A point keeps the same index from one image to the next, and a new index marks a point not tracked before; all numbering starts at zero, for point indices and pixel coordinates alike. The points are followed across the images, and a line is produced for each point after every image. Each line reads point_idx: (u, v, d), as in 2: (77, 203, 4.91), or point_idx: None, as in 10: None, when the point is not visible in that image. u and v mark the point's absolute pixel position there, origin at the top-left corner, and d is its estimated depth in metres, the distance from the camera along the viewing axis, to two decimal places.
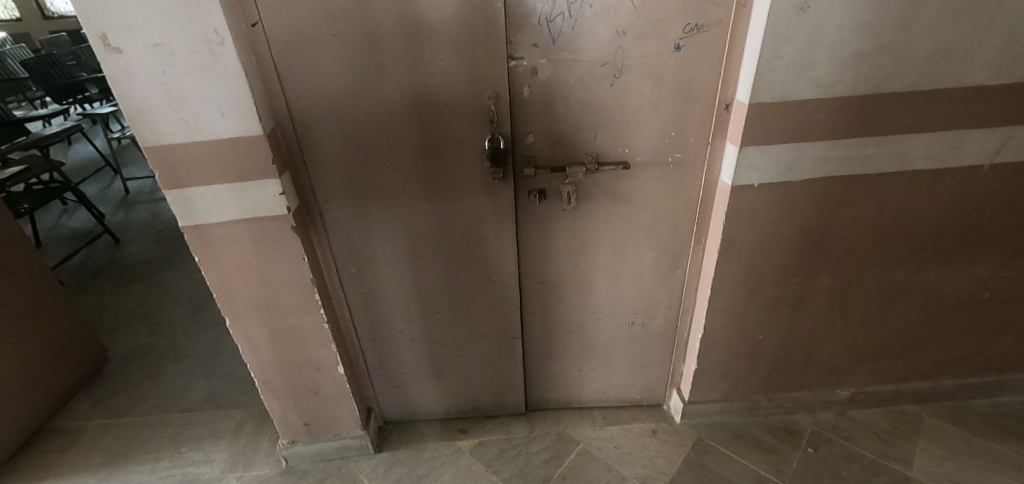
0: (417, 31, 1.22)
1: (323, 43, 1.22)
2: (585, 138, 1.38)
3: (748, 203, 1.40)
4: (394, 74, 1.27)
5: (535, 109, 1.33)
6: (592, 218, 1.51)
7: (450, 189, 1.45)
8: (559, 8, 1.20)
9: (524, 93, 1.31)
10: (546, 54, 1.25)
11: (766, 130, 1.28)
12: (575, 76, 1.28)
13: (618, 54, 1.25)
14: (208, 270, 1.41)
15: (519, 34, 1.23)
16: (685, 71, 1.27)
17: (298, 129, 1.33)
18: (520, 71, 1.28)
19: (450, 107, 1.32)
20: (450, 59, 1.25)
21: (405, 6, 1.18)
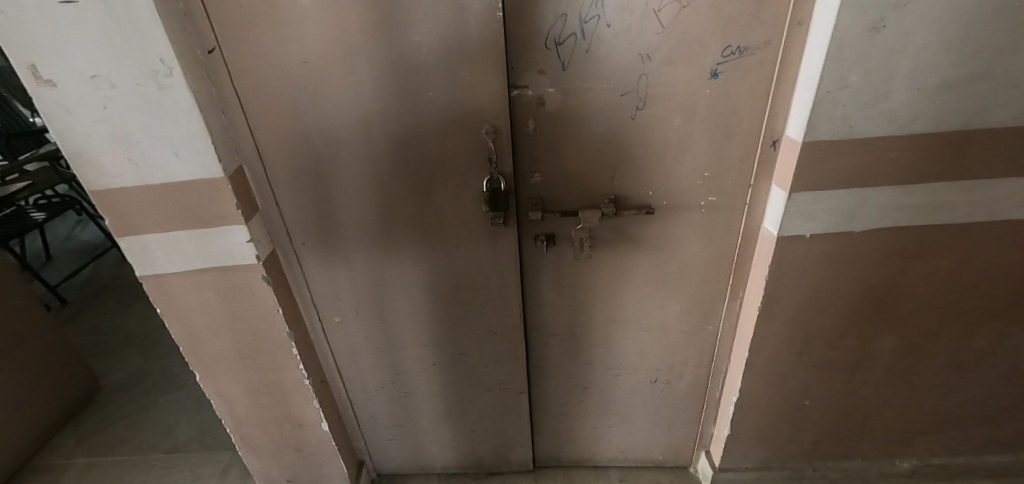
0: (400, 56, 1.03)
1: (293, 72, 1.05)
2: (601, 178, 1.17)
3: (797, 256, 1.17)
4: (377, 105, 1.09)
5: (541, 146, 1.13)
6: (609, 266, 1.30)
7: (444, 233, 1.26)
8: (568, 29, 1.00)
9: (529, 127, 1.11)
10: (554, 82, 1.05)
11: (823, 173, 1.05)
12: (589, 108, 1.08)
13: (640, 82, 1.04)
14: (173, 322, 1.26)
15: (521, 59, 1.03)
16: (723, 101, 1.05)
17: (270, 167, 1.16)
18: (524, 101, 1.08)
19: (443, 143, 1.13)
20: (440, 88, 1.06)
21: (386, 26, 1.00)
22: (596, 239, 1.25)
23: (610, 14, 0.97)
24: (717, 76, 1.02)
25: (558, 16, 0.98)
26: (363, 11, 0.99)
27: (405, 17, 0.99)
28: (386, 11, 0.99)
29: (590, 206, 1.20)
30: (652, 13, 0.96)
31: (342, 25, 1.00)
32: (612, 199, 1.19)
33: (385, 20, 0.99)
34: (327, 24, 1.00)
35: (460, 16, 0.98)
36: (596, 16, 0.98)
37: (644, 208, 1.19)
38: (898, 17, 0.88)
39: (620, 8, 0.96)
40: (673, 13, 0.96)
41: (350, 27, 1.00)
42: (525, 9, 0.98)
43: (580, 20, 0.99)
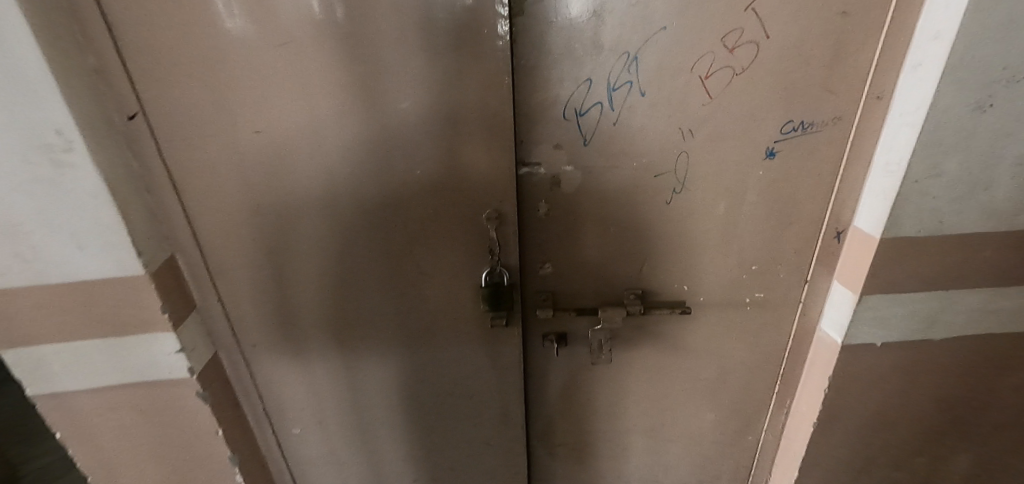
0: (380, 126, 0.82)
1: (244, 142, 0.83)
2: (626, 270, 0.96)
3: (864, 365, 0.96)
4: (349, 183, 0.87)
5: (555, 232, 0.92)
6: (630, 369, 1.07)
7: (432, 332, 1.02)
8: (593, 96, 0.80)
9: (540, 210, 0.90)
10: (572, 158, 0.85)
11: (902, 273, 0.85)
12: (615, 189, 0.87)
13: (679, 159, 0.84)
14: (78, 449, 0.97)
15: (533, 131, 0.83)
16: (777, 185, 0.86)
17: (211, 257, 0.91)
18: (535, 181, 0.87)
19: (432, 229, 0.91)
20: (430, 164, 0.85)
21: (363, 90, 0.80)
22: (617, 339, 1.03)
23: (645, 81, 0.78)
24: (773, 156, 0.83)
25: (581, 81, 0.79)
26: (334, 71, 0.78)
27: (387, 80, 0.79)
28: (363, 73, 0.78)
29: (611, 301, 0.99)
30: (698, 80, 0.78)
31: (308, 88, 0.79)
32: (638, 295, 0.97)
33: (361, 83, 0.79)
34: (289, 86, 0.79)
35: (456, 79, 0.79)
36: (628, 83, 0.79)
37: (677, 305, 0.98)
38: (1010, 95, 0.71)
39: (658, 74, 0.78)
40: (724, 80, 0.77)
41: (318, 90, 0.80)
42: (539, 72, 0.79)
43: (608, 87, 0.79)
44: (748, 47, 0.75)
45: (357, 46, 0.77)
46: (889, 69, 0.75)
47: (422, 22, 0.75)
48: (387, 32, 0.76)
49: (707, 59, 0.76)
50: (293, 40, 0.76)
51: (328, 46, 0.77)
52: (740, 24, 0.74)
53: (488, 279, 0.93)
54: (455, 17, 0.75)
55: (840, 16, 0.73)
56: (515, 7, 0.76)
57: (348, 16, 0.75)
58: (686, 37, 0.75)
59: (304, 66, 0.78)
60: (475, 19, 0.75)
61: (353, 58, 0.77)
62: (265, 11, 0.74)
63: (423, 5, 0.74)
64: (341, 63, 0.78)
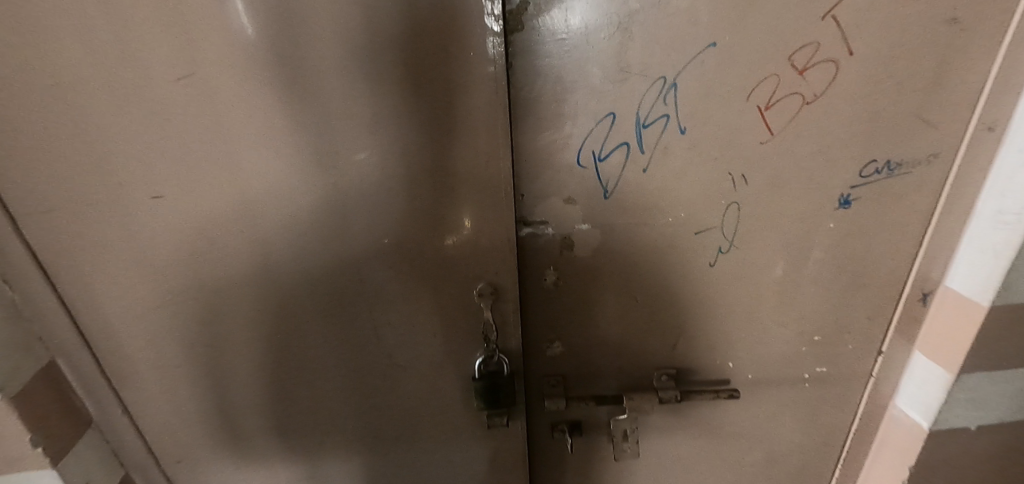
0: (329, 183, 0.60)
1: (139, 210, 0.60)
2: (657, 348, 0.76)
3: (953, 453, 0.77)
4: (291, 257, 0.64)
5: (566, 305, 0.72)
6: (661, 463, 0.86)
7: (409, 434, 0.79)
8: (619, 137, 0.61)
9: (547, 280, 0.70)
10: (589, 215, 0.65)
11: (1008, 345, 0.68)
12: (645, 251, 0.67)
13: (727, 212, 0.65)
14: None
15: (538, 181, 0.63)
16: (850, 239, 0.67)
17: (105, 360, 0.68)
18: (541, 245, 0.67)
19: (406, 309, 0.69)
20: (400, 230, 0.63)
21: (304, 136, 0.58)
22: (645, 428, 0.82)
23: (687, 113, 0.59)
24: (847, 205, 0.64)
25: (602, 115, 0.59)
26: (265, 110, 0.57)
27: (337, 122, 0.58)
28: (304, 112, 0.57)
29: (638, 385, 0.78)
30: (757, 110, 0.59)
31: (229, 134, 0.58)
32: (672, 377, 0.77)
33: (302, 127, 0.58)
34: (202, 134, 0.57)
35: (432, 118, 0.58)
36: (664, 117, 0.59)
37: (721, 386, 0.78)
38: None
39: (704, 104, 0.59)
40: (791, 111, 0.59)
41: (242, 137, 0.58)
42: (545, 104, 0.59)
43: (637, 123, 0.60)
44: (823, 67, 0.57)
45: (294, 76, 0.56)
46: (1004, 92, 0.58)
47: (384, 43, 0.55)
48: (334, 58, 0.55)
49: (770, 83, 0.58)
50: (203, 70, 0.55)
51: (254, 77, 0.55)
52: (814, 37, 0.56)
53: (481, 369, 0.71)
54: (428, 35, 0.55)
55: (945, 24, 0.55)
56: (509, 19, 0.56)
57: (280, 36, 0.54)
58: (742, 55, 0.57)
59: (222, 105, 0.56)
60: (457, 38, 0.55)
61: (290, 92, 0.56)
62: (162, 31, 0.53)
63: (384, 21, 0.54)
64: (274, 99, 0.57)
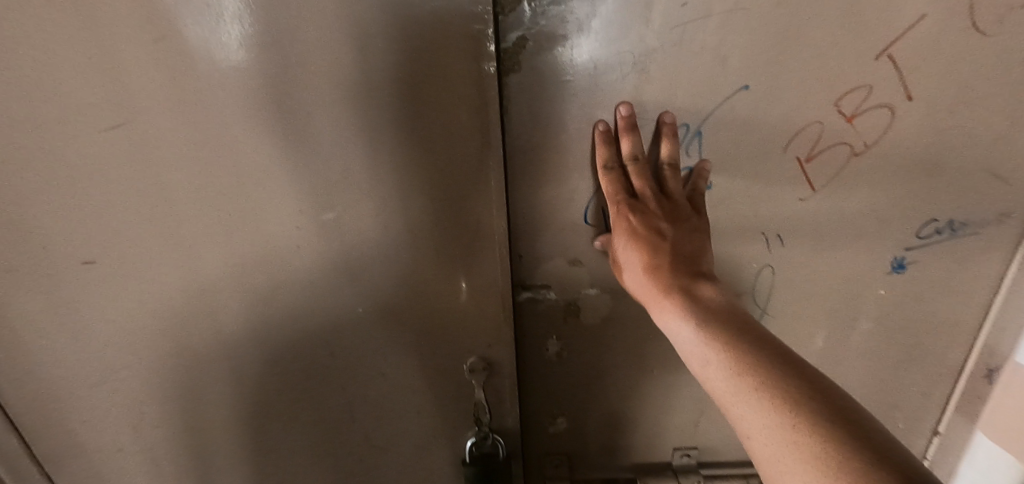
0: (298, 247, 0.52)
1: (69, 279, 0.50)
2: (672, 418, 0.68)
3: None
4: (252, 329, 0.55)
5: (575, 374, 0.64)
6: None
7: None
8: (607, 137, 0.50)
9: (549, 348, 0.62)
10: (597, 277, 0.58)
11: None
12: None
13: (760, 275, 0.58)
14: None
15: (540, 240, 0.56)
16: (899, 305, 0.59)
17: (37, 444, 0.58)
18: (544, 309, 0.60)
19: (389, 385, 0.60)
20: (383, 296, 0.55)
21: (267, 193, 0.49)
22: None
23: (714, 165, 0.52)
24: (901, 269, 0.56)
25: None
26: (221, 163, 0.47)
27: (307, 178, 0.49)
28: (268, 166, 0.48)
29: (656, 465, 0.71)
30: (797, 162, 0.52)
31: (178, 190, 0.48)
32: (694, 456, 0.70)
33: (266, 182, 0.48)
34: (144, 190, 0.48)
35: (421, 172, 0.49)
36: (685, 168, 0.53)
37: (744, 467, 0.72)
38: None
39: (734, 155, 0.52)
40: (834, 162, 0.52)
41: (193, 195, 0.48)
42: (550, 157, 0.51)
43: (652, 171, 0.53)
44: (875, 113, 0.50)
45: (257, 124, 0.46)
46: None
47: (366, 86, 0.45)
48: (305, 103, 0.46)
49: (813, 131, 0.51)
50: (142, 115, 0.45)
51: (206, 125, 0.46)
52: (868, 78, 0.48)
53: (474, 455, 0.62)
54: (419, 76, 0.46)
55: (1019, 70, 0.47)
56: (505, 58, 0.47)
57: (239, 77, 0.44)
58: (782, 99, 0.49)
59: (167, 157, 0.47)
60: (454, 79, 0.46)
61: (252, 143, 0.47)
62: (86, 69, 0.42)
63: (365, 60, 0.44)
64: (231, 150, 0.47)
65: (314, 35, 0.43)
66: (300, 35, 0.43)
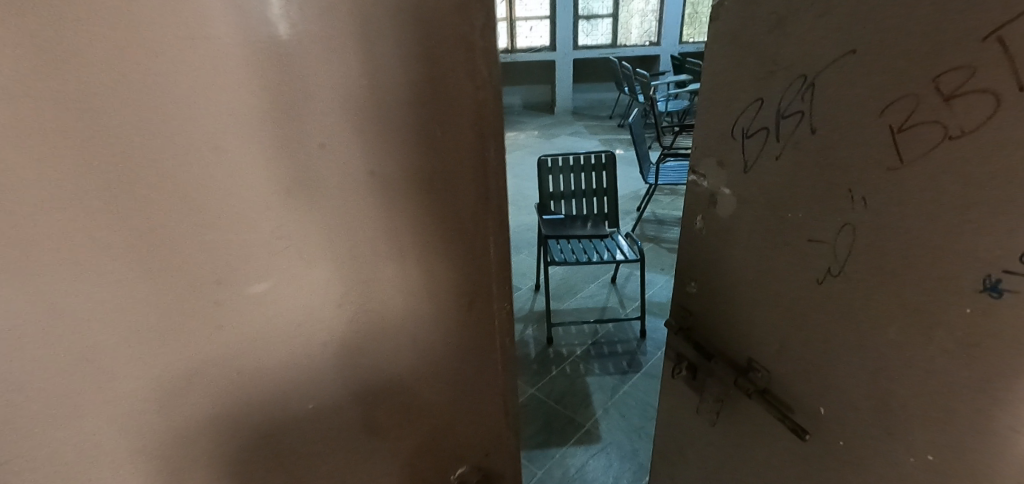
0: (231, 328, 0.42)
1: None
2: (751, 349, 0.75)
3: None
4: (229, 395, 0.44)
5: (709, 267, 0.80)
6: None
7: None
8: (753, 76, 0.65)
9: (697, 225, 0.81)
10: (730, 180, 0.72)
11: None
12: (758, 237, 0.69)
13: (840, 232, 0.57)
14: None
15: (705, 140, 0.76)
16: (942, 353, 0.51)
17: None
18: (699, 192, 0.79)
19: (361, 451, 0.53)
20: (359, 361, 0.49)
21: (187, 267, 0.38)
22: (727, 403, 0.82)
23: (818, 116, 0.57)
24: (999, 297, 0.45)
25: (752, 98, 0.65)
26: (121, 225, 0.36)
27: (247, 248, 0.40)
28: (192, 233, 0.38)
29: (732, 364, 0.79)
30: (888, 131, 0.50)
31: (76, 247, 0.35)
32: (762, 379, 0.74)
33: (192, 250, 0.38)
34: (22, 245, 0.33)
35: (384, 227, 0.44)
36: (800, 113, 0.59)
37: (789, 416, 0.70)
38: None
39: (838, 110, 0.55)
40: (927, 143, 0.47)
41: (80, 263, 0.35)
42: (725, 80, 0.70)
43: (777, 113, 0.62)
44: (973, 100, 0.43)
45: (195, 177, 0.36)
46: None
47: (349, 131, 0.39)
48: (267, 151, 0.37)
49: (907, 104, 0.48)
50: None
51: (109, 170, 0.34)
52: (973, 60, 0.42)
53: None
54: (415, 118, 0.40)
55: None
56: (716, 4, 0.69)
57: (204, 99, 0.34)
58: (888, 68, 0.49)
59: (67, 202, 0.33)
60: (463, 103, 0.42)
61: (177, 201, 0.36)
62: None
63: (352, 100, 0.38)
64: (154, 201, 0.36)
65: (303, 69, 0.36)
66: (298, 51, 0.35)
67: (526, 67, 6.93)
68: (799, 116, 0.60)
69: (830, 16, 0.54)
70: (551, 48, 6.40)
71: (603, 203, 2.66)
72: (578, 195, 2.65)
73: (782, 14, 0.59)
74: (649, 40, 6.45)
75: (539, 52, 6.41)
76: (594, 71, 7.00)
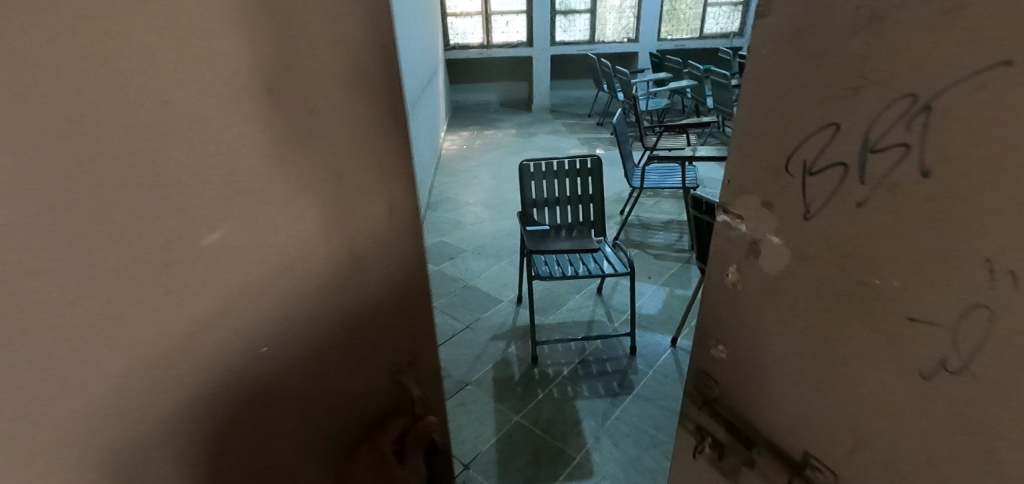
0: (199, 283, 0.48)
1: None
2: (809, 441, 0.59)
3: None
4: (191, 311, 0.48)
5: (746, 333, 0.64)
6: None
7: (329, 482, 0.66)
8: (820, 94, 0.48)
9: (727, 277, 0.64)
10: (783, 227, 0.55)
11: None
12: (826, 303, 0.53)
13: (968, 315, 0.41)
14: None
15: (742, 176, 0.59)
16: None
17: None
18: (732, 238, 0.62)
19: (341, 421, 0.66)
20: (296, 311, 0.56)
21: (129, 149, 0.41)
22: None
23: (935, 152, 0.41)
24: None
25: (823, 122, 0.48)
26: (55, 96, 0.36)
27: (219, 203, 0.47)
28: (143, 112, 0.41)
29: (782, 457, 0.63)
30: None
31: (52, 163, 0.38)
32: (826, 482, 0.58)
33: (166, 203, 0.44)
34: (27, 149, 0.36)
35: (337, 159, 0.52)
36: (902, 147, 0.43)
37: None
38: None
39: (977, 148, 0.38)
40: None
41: (42, 216, 0.38)
42: (775, 97, 0.53)
43: (862, 146, 0.46)
44: None
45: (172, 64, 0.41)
46: None
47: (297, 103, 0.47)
48: (252, 126, 0.47)
49: None
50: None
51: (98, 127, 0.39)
52: None
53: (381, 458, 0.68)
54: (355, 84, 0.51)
55: None
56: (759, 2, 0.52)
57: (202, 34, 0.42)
58: None
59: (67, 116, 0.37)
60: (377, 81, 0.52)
61: (164, 120, 0.42)
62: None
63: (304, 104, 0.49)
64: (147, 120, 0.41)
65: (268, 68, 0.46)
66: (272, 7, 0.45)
67: (501, 63, 6.72)
68: (901, 151, 0.43)
69: (942, 27, 0.38)
70: (527, 44, 6.23)
71: (589, 211, 2.49)
72: (562, 202, 2.48)
73: (869, 14, 0.43)
74: (626, 36, 6.31)
75: (515, 48, 6.20)
76: (571, 68, 6.84)
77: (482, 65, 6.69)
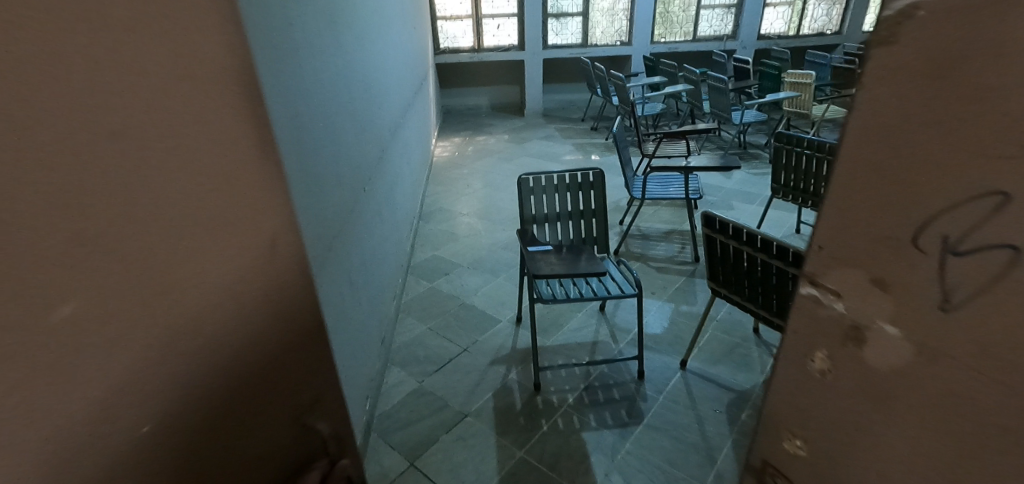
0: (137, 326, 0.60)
1: None
2: None
3: None
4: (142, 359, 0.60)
5: (836, 433, 0.51)
6: None
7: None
8: (963, 149, 0.36)
9: (811, 364, 0.51)
10: (901, 316, 0.42)
11: None
12: (966, 420, 0.40)
13: None
14: None
15: (838, 244, 0.46)
16: None
17: None
18: (821, 319, 0.49)
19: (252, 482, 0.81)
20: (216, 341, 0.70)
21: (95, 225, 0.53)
22: None
23: None
24: None
25: (981, 189, 0.35)
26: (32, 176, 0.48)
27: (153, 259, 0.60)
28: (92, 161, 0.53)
29: None
30: None
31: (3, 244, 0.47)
32: None
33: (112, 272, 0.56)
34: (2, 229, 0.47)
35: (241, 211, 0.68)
36: None
37: None
38: None
39: None
40: None
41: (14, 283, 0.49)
42: (891, 149, 0.40)
43: None
44: None
45: (169, 136, 0.59)
46: None
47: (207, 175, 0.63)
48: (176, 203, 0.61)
49: None
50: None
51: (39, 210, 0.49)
52: None
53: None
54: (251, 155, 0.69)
55: None
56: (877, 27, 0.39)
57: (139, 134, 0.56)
58: None
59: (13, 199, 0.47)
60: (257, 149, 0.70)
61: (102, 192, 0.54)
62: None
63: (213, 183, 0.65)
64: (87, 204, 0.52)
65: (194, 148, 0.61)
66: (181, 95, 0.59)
67: (493, 67, 6.59)
68: None
69: None
70: (520, 48, 6.11)
71: (592, 226, 2.36)
72: (564, 217, 2.36)
73: None
74: (619, 39, 6.20)
75: (507, 52, 6.07)
76: (564, 72, 6.73)
77: (473, 68, 6.55)
